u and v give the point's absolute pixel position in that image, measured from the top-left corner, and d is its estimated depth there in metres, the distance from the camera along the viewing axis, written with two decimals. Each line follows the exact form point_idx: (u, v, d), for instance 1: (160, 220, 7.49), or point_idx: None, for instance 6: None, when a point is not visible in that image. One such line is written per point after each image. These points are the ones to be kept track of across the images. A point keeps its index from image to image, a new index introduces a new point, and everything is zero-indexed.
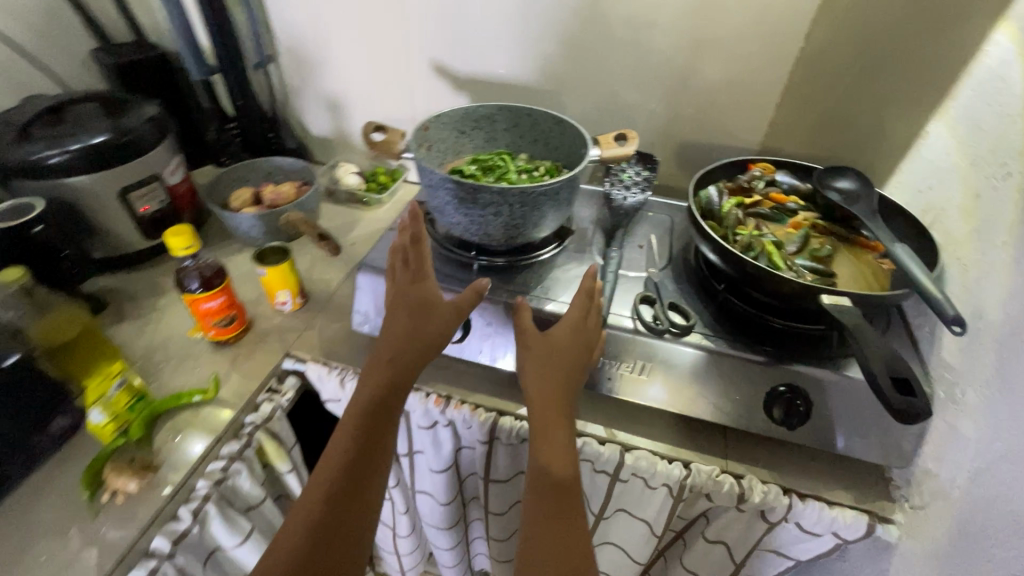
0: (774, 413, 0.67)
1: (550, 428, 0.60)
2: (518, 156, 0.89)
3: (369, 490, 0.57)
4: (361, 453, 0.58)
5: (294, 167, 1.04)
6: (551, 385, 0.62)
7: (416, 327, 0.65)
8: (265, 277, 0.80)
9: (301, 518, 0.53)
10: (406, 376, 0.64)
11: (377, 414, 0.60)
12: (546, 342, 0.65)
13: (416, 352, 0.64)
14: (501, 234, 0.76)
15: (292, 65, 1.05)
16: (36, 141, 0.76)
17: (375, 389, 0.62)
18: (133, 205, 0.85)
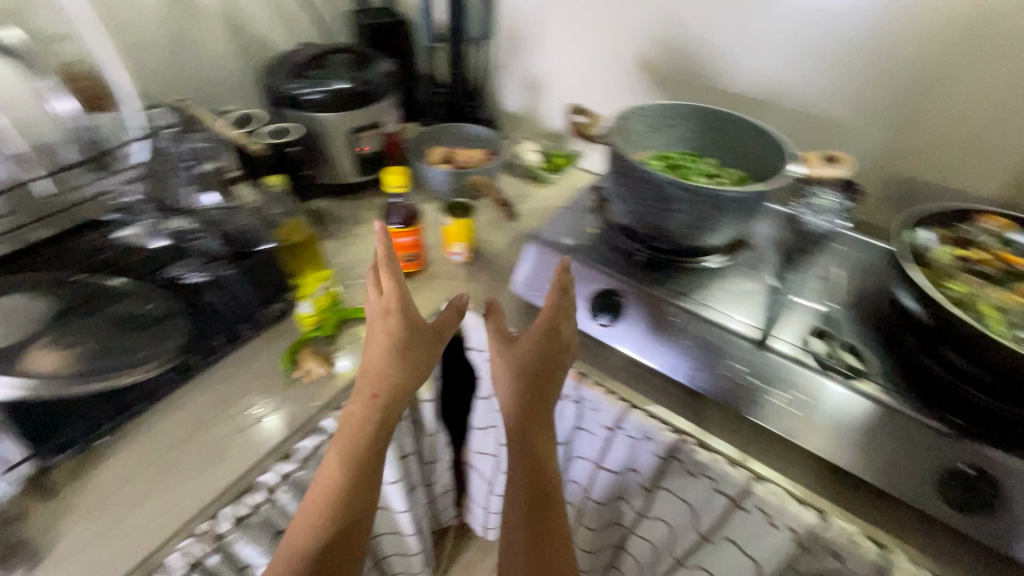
0: (941, 496, 0.59)
1: (520, 447, 0.71)
2: (706, 160, 0.88)
3: (369, 498, 0.63)
4: (361, 469, 0.63)
5: (483, 138, 1.15)
6: (524, 409, 0.71)
7: (405, 355, 0.69)
8: (448, 227, 0.90)
9: (306, 530, 0.59)
10: (394, 400, 0.67)
11: (378, 430, 0.65)
12: (517, 368, 0.72)
13: (405, 376, 0.68)
14: (675, 233, 0.76)
15: (506, 43, 1.15)
16: (302, 82, 0.94)
17: (364, 405, 0.66)
18: (357, 144, 1.00)
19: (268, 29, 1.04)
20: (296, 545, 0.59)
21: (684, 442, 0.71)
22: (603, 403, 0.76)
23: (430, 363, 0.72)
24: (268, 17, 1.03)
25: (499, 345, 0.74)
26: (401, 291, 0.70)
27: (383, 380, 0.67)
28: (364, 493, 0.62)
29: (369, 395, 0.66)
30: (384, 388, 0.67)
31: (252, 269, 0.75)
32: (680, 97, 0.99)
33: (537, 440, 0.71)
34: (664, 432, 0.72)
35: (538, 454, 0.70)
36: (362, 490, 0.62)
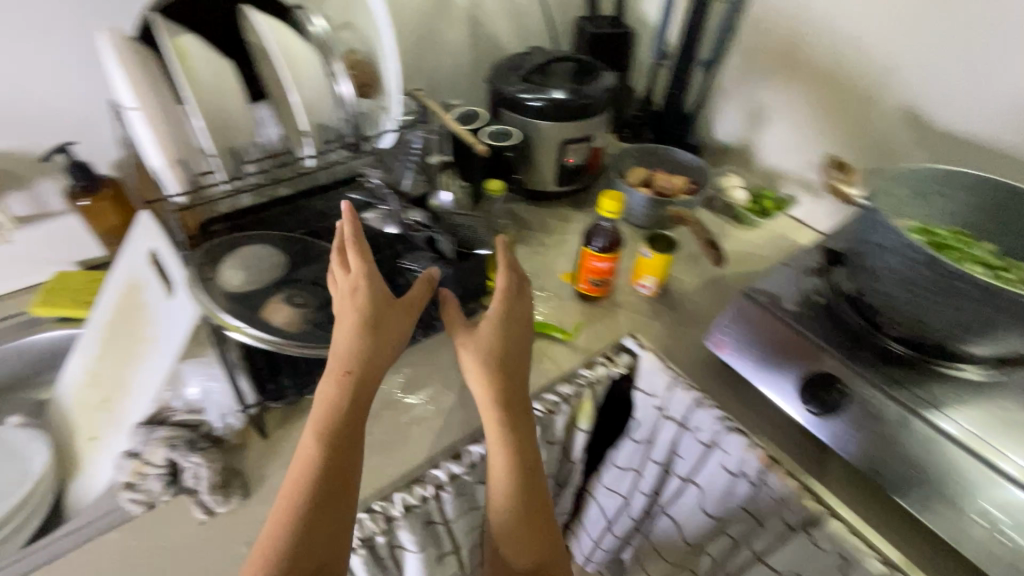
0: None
1: (500, 465, 0.59)
2: (985, 243, 0.72)
3: (341, 500, 0.53)
4: (337, 466, 0.53)
5: (689, 164, 1.07)
6: (504, 418, 0.60)
7: (374, 332, 0.59)
8: (644, 258, 0.84)
9: (280, 527, 0.50)
10: (367, 384, 0.58)
11: (347, 422, 0.56)
12: (484, 364, 0.61)
13: (377, 353, 0.59)
14: (939, 330, 0.62)
15: (739, 68, 1.06)
16: (525, 85, 0.95)
17: (335, 391, 0.56)
18: (565, 154, 0.98)
19: (502, 30, 1.07)
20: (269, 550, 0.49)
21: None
22: (790, 501, 0.66)
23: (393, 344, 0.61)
24: (505, 19, 1.06)
25: (470, 340, 0.63)
26: (359, 254, 0.63)
27: (355, 360, 0.57)
28: (339, 494, 0.53)
29: (341, 378, 0.57)
30: (361, 371, 0.57)
31: (462, 274, 0.70)
32: (949, 161, 0.84)
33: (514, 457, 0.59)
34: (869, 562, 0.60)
35: (525, 472, 0.59)
36: (335, 488, 0.52)
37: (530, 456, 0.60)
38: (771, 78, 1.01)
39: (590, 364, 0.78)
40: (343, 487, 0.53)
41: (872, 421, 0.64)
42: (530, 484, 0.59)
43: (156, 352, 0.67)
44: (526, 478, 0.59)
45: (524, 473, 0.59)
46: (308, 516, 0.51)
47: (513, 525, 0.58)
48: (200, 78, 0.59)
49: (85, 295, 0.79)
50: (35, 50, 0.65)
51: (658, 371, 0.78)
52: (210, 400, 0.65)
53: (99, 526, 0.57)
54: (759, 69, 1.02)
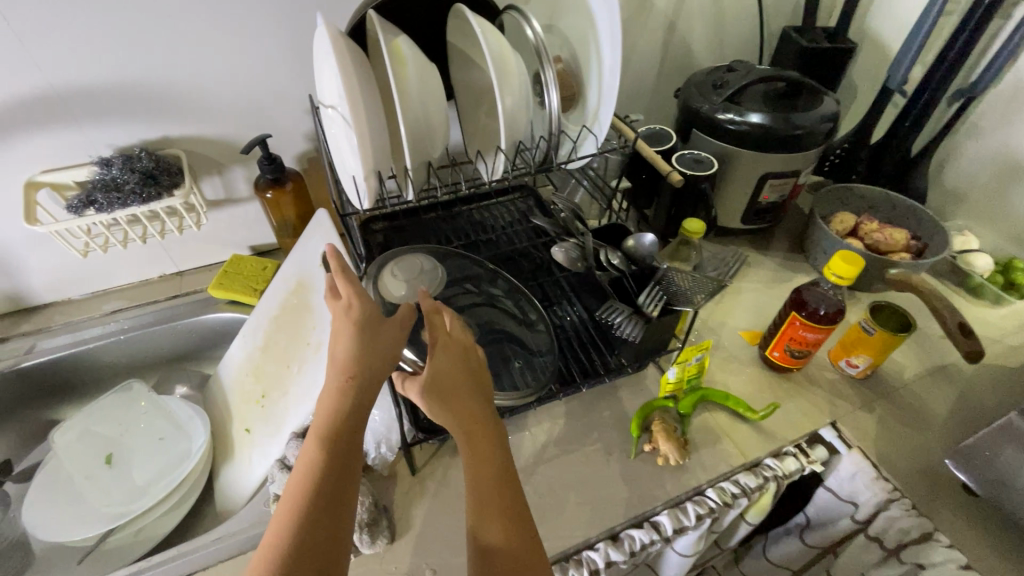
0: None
1: (483, 511, 0.45)
2: None
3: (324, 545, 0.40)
4: (325, 494, 0.41)
5: (913, 214, 0.87)
6: (473, 445, 0.47)
7: (369, 335, 0.47)
8: (862, 333, 0.68)
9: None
10: (366, 395, 0.46)
11: (339, 439, 0.44)
12: (436, 382, 0.48)
13: (372, 355, 0.46)
14: None
15: (1002, 101, 0.82)
16: (729, 105, 0.80)
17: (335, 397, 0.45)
18: (762, 191, 0.84)
19: (698, 39, 0.94)
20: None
21: None
22: None
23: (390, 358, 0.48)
24: (704, 25, 0.93)
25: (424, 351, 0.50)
26: (346, 268, 0.49)
27: (353, 364, 0.46)
28: (328, 530, 0.40)
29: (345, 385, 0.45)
30: (365, 379, 0.46)
31: (655, 329, 0.56)
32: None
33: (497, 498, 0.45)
34: None
35: (516, 519, 0.45)
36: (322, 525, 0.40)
37: (519, 497, 0.46)
38: None
39: (776, 453, 0.65)
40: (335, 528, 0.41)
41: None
42: (528, 535, 0.45)
43: (318, 360, 0.64)
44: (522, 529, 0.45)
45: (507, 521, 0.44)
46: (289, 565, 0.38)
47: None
48: (412, 86, 0.54)
49: (255, 282, 0.80)
50: (246, 41, 0.65)
51: (867, 481, 0.63)
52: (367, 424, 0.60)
53: (246, 539, 0.55)
54: None
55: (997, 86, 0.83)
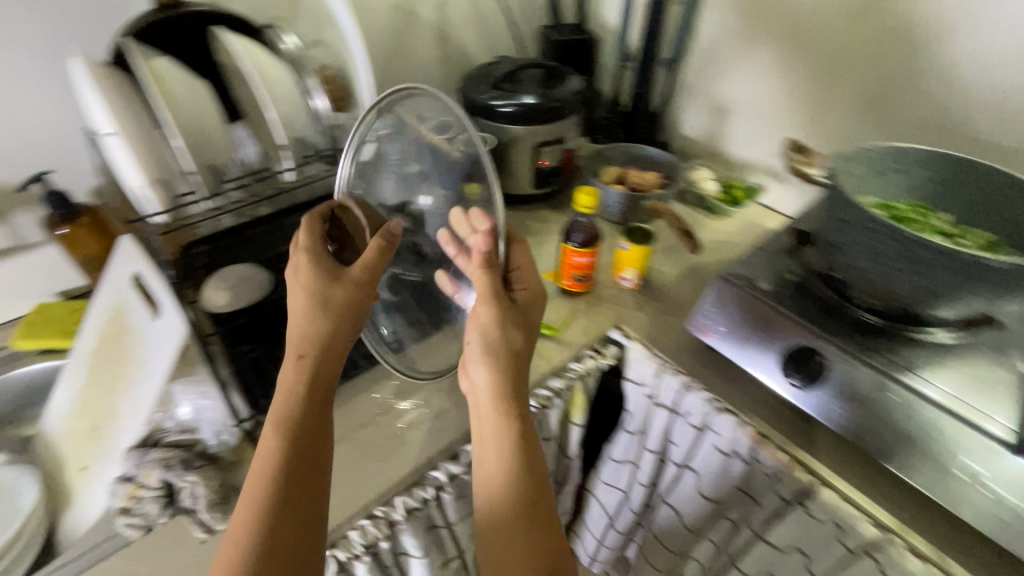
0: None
1: (494, 450, 0.54)
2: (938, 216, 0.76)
3: (303, 494, 0.49)
4: (294, 454, 0.50)
5: (659, 158, 1.10)
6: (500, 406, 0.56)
7: (326, 307, 0.57)
8: (623, 252, 0.86)
9: (243, 522, 0.46)
10: (320, 365, 0.56)
11: (304, 411, 0.53)
12: (497, 343, 0.58)
13: (328, 329, 0.57)
14: (907, 296, 0.65)
15: (697, 63, 1.09)
16: (497, 92, 0.96)
17: (295, 375, 0.55)
18: (539, 157, 1.01)
19: (468, 42, 1.10)
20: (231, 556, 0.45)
21: (888, 543, 0.61)
22: (787, 475, 0.67)
23: (352, 312, 0.59)
24: (471, 31, 1.09)
25: (494, 296, 0.59)
26: (310, 238, 0.62)
27: (308, 341, 0.56)
28: (305, 479, 0.50)
29: (302, 363, 0.55)
30: (319, 356, 0.56)
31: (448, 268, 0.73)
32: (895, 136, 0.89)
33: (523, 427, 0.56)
34: (862, 526, 0.62)
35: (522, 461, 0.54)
36: (297, 480, 0.49)
37: (526, 440, 0.55)
38: (730, 73, 1.05)
39: (579, 358, 0.80)
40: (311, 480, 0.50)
41: (852, 392, 0.66)
42: (530, 473, 0.53)
43: (144, 375, 0.66)
44: (523, 466, 0.53)
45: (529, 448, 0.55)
46: (272, 514, 0.47)
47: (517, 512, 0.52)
48: (179, 102, 0.62)
49: (67, 325, 0.78)
50: None
51: (645, 360, 0.80)
52: (207, 423, 0.64)
53: (100, 552, 0.57)
54: (718, 66, 1.06)
55: (690, 53, 1.09)
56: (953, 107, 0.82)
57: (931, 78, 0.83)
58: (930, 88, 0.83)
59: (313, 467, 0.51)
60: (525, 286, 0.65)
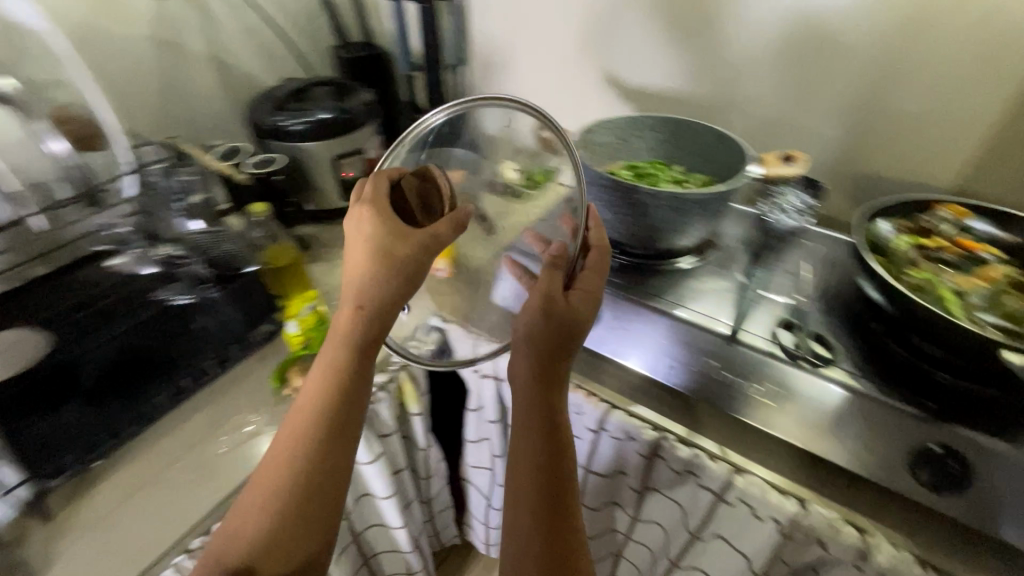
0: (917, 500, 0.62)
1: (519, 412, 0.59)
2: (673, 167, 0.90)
3: (321, 456, 0.56)
4: (322, 421, 0.57)
5: None
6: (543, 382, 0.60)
7: (391, 265, 0.60)
8: None
9: (274, 476, 0.55)
10: (378, 316, 0.61)
11: (336, 370, 0.59)
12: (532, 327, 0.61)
13: (393, 288, 0.61)
14: (644, 236, 0.79)
15: (478, 65, 1.18)
16: (284, 113, 0.97)
17: (348, 327, 0.60)
18: (340, 169, 1.03)
19: (250, 67, 1.09)
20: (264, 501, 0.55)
21: (664, 440, 0.73)
22: (585, 406, 0.78)
23: (404, 275, 0.60)
24: (250, 54, 1.08)
25: (553, 284, 0.62)
26: (375, 197, 0.63)
27: (366, 293, 0.60)
28: (329, 442, 0.57)
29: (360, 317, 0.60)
30: (374, 307, 0.60)
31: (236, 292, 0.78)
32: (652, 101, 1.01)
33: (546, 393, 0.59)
34: (646, 431, 0.74)
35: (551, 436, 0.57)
36: (321, 443, 0.57)
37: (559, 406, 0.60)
38: (506, 71, 1.15)
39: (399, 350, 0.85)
40: (342, 434, 0.58)
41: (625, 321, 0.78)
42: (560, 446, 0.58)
43: None
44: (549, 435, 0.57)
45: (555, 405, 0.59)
46: (297, 475, 0.55)
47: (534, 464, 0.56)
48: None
49: None
50: None
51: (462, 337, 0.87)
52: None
53: None
54: (495, 66, 1.15)
55: (470, 56, 1.17)
56: (737, 59, 0.89)
57: (672, 43, 0.93)
58: (733, 46, 0.88)
59: (342, 429, 0.58)
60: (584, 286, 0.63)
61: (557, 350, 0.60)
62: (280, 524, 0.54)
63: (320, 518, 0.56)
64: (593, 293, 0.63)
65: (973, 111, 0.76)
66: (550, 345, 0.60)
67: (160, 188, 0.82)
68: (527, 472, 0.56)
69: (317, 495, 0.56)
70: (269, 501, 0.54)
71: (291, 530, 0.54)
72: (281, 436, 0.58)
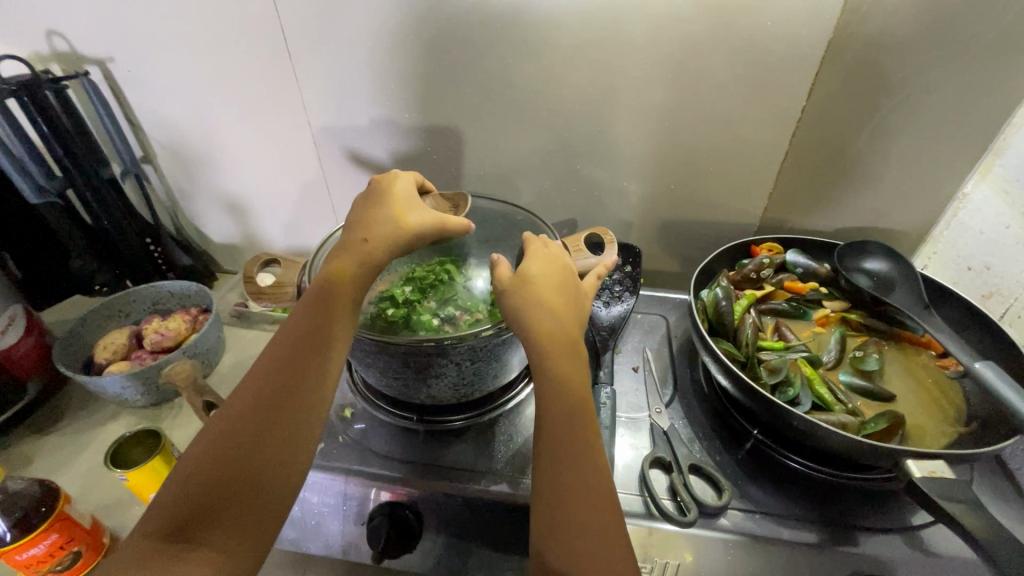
0: None
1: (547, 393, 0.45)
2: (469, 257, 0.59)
3: (280, 443, 0.42)
4: (285, 372, 0.44)
5: (187, 289, 0.82)
6: (559, 354, 0.46)
7: (390, 221, 0.52)
8: (129, 482, 0.56)
9: (210, 447, 0.40)
10: (372, 258, 0.50)
11: (316, 311, 0.47)
12: (522, 279, 0.49)
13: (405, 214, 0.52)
14: (451, 395, 0.56)
15: (171, 162, 0.83)
16: None
17: (341, 266, 0.49)
18: None
19: None
20: (195, 468, 0.39)
21: None
22: None
23: (406, 232, 0.51)
24: None
25: (540, 248, 0.53)
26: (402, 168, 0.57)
27: (377, 225, 0.51)
28: (291, 417, 0.43)
29: (366, 246, 0.50)
30: (374, 249, 0.50)
31: None
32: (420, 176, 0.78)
33: (564, 345, 0.46)
34: None
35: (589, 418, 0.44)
36: (276, 413, 0.43)
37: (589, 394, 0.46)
38: (214, 164, 0.82)
39: None
40: (307, 425, 0.43)
41: (456, 520, 0.54)
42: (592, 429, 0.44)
43: None
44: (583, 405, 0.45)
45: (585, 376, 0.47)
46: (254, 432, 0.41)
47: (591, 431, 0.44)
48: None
49: None
50: None
51: None
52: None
53: None
54: (195, 160, 0.82)
55: (153, 153, 0.82)
56: (504, 117, 0.71)
57: (423, 106, 0.72)
58: (494, 104, 0.70)
59: (297, 422, 0.43)
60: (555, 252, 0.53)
61: (532, 298, 0.48)
62: (205, 503, 0.38)
63: (262, 526, 0.39)
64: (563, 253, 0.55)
65: (756, 144, 0.68)
66: (546, 306, 0.48)
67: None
68: (566, 485, 0.41)
69: (266, 487, 0.40)
70: (190, 496, 0.38)
71: (214, 520, 0.37)
72: (235, 403, 0.43)
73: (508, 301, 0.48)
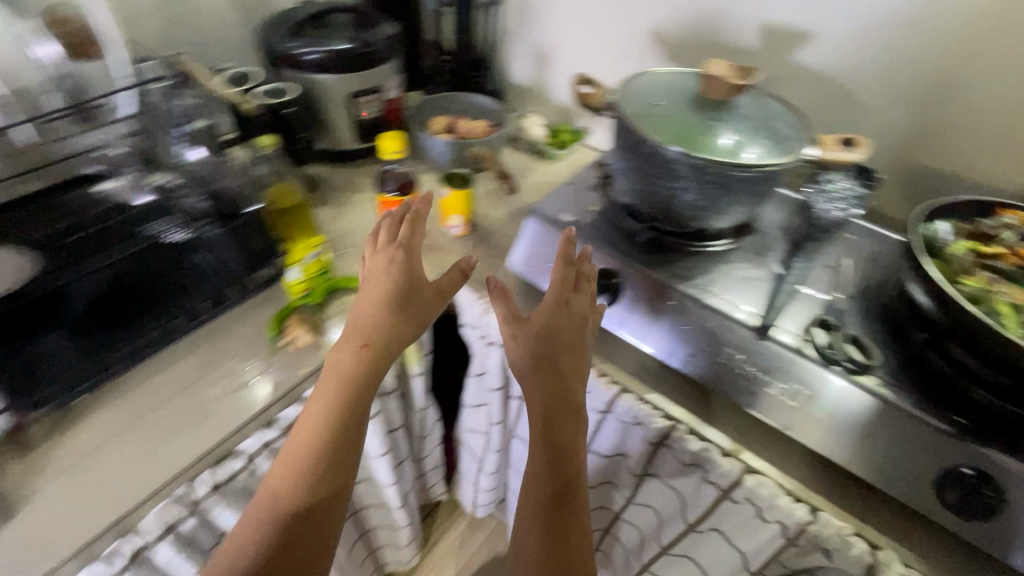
0: (915, 509, 0.61)
1: (534, 462, 0.55)
2: (736, 110, 0.71)
3: (302, 537, 0.51)
4: (311, 475, 0.52)
5: (490, 106, 1.10)
6: (555, 429, 0.56)
7: (403, 311, 0.59)
8: (445, 198, 0.87)
9: (247, 557, 0.49)
10: (381, 362, 0.57)
11: (326, 419, 0.54)
12: (547, 332, 0.59)
13: (410, 326, 0.59)
14: (679, 214, 0.73)
15: (515, 8, 1.09)
16: (304, 40, 0.90)
17: (347, 386, 0.55)
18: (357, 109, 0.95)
19: None
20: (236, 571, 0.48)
21: (675, 430, 0.68)
22: (595, 387, 0.74)
23: (411, 329, 0.59)
24: None
25: (556, 291, 0.61)
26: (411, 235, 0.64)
27: (378, 340, 0.57)
28: (317, 516, 0.51)
29: (365, 354, 0.56)
30: (381, 354, 0.57)
31: (236, 232, 0.73)
32: (703, 60, 0.91)
33: (556, 389, 0.57)
34: (657, 419, 0.69)
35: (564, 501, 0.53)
36: (302, 514, 0.51)
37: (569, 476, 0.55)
38: (544, 16, 1.05)
39: None
40: (332, 509, 0.53)
41: (647, 300, 0.73)
42: (564, 504, 0.53)
43: None
44: (560, 494, 0.54)
45: (580, 435, 0.57)
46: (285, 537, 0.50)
47: (551, 475, 0.54)
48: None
49: None
50: None
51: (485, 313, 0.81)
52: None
53: None
54: (533, 9, 1.06)
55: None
56: (803, 27, 0.80)
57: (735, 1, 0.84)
58: (801, 12, 0.79)
59: (325, 520, 0.52)
60: (585, 294, 0.63)
61: (555, 348, 0.59)
62: None
63: None
64: (573, 282, 0.63)
65: None
66: (557, 364, 0.58)
67: (161, 106, 0.78)
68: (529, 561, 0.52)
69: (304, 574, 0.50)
70: None
71: None
72: (259, 509, 0.51)
73: (528, 363, 0.58)
